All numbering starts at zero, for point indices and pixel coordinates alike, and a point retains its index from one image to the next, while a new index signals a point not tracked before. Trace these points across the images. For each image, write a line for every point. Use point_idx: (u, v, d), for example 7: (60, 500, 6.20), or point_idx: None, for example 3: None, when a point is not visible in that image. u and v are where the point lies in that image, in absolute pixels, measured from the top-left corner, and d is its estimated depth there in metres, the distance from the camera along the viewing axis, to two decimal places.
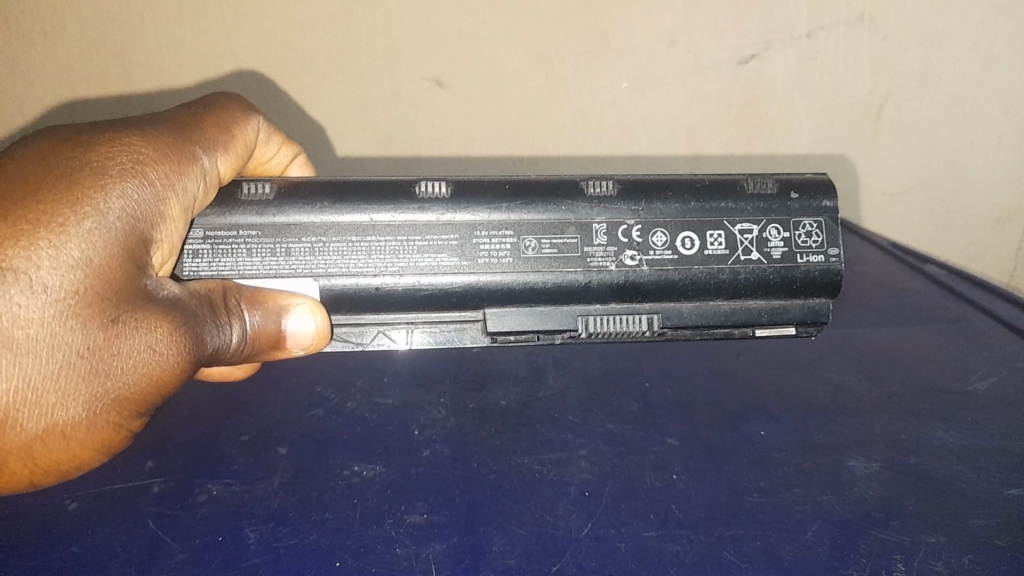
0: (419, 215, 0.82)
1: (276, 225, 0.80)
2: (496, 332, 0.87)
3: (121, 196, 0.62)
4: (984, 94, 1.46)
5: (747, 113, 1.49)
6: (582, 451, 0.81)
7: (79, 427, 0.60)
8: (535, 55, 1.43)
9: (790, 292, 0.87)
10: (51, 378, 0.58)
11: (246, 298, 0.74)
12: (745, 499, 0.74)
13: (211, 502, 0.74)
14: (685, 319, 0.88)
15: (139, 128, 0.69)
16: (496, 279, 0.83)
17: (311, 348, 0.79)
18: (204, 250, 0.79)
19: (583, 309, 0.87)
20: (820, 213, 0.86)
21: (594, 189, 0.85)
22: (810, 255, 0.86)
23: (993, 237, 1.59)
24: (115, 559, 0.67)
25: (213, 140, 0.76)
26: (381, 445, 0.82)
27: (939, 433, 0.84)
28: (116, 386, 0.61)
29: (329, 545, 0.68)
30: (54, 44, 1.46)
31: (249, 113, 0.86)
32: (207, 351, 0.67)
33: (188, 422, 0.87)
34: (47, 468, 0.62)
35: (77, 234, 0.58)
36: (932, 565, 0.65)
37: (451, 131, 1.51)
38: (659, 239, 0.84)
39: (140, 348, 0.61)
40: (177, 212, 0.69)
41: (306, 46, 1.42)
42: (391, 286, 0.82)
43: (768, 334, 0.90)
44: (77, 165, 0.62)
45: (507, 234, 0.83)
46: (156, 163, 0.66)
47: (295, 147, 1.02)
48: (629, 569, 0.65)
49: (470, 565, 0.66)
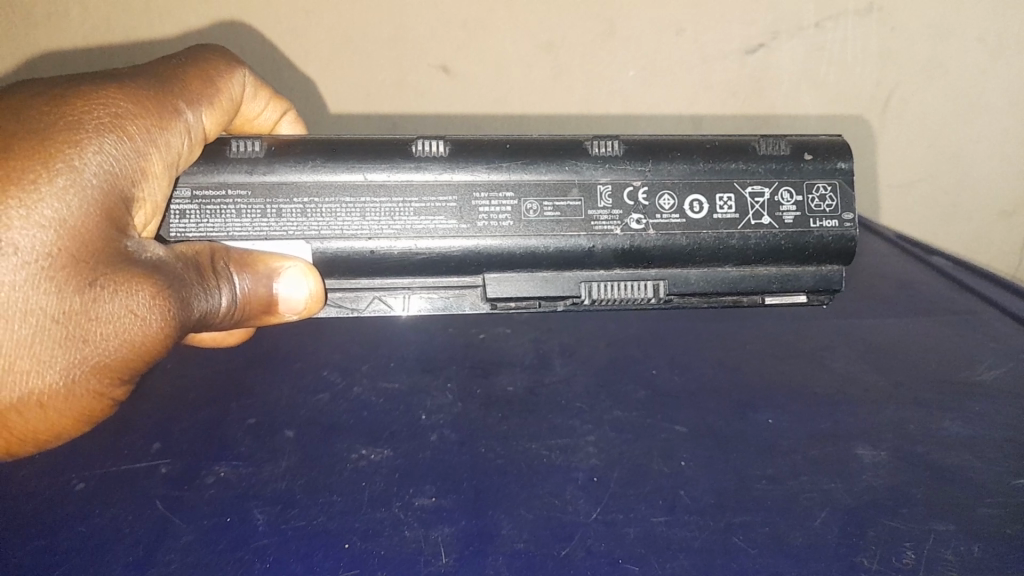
0: (416, 174, 0.80)
1: (266, 184, 0.79)
2: (496, 298, 0.87)
3: (98, 152, 0.61)
4: (992, 86, 1.45)
5: (754, 103, 1.48)
6: (589, 438, 0.81)
7: (57, 394, 0.59)
8: (541, 44, 1.43)
9: (802, 259, 0.86)
10: (26, 343, 0.57)
11: (235, 262, 0.73)
12: (752, 486, 0.73)
13: (218, 483, 0.74)
14: (691, 285, 0.87)
15: (117, 80, 0.67)
16: (496, 242, 0.82)
17: (305, 312, 0.79)
18: (192, 210, 0.78)
19: (586, 275, 0.86)
20: (835, 175, 0.84)
21: (599, 149, 0.84)
22: (824, 220, 0.84)
23: (998, 232, 1.58)
24: (121, 540, 0.67)
25: (196, 94, 0.75)
26: (388, 429, 0.82)
27: (946, 423, 0.83)
28: (94, 353, 0.60)
29: (337, 528, 0.68)
30: (58, 24, 1.46)
31: (234, 66, 0.85)
32: (194, 316, 0.66)
33: (193, 405, 0.87)
34: (24, 436, 0.61)
35: (50, 192, 0.57)
36: (942, 554, 0.65)
37: (455, 121, 1.50)
38: (666, 202, 0.83)
39: (119, 312, 0.60)
40: (160, 169, 0.68)
41: (310, 33, 1.42)
42: (386, 249, 0.81)
43: (777, 302, 0.89)
44: (51, 119, 0.60)
45: (508, 196, 0.82)
46: (135, 117, 0.65)
47: (284, 104, 1.02)
48: (637, 554, 0.65)
49: (479, 548, 0.66)
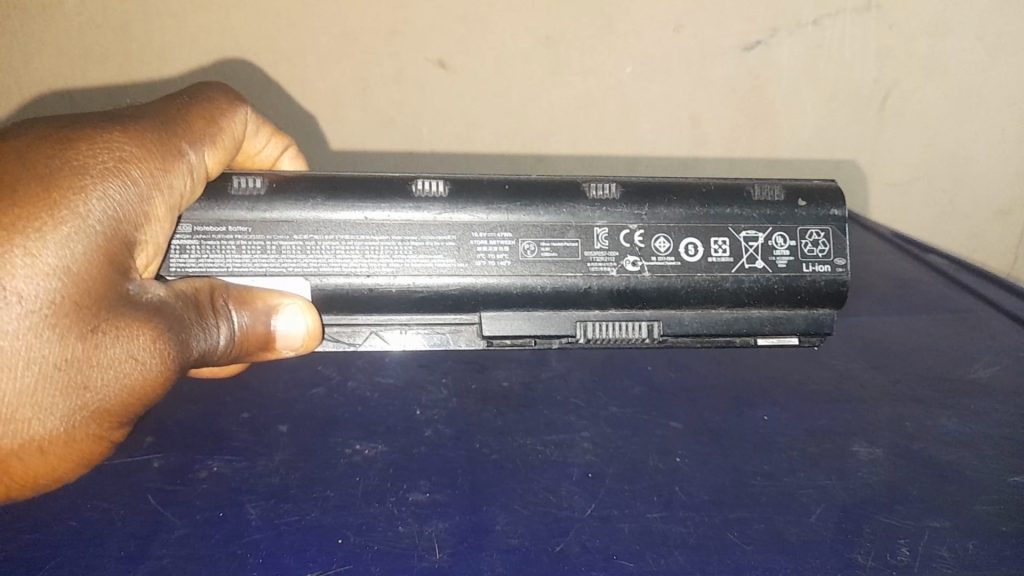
0: (415, 214, 0.80)
1: (265, 223, 0.78)
2: (493, 335, 0.86)
3: (102, 198, 0.60)
4: (990, 84, 1.45)
5: (753, 100, 1.48)
6: (585, 433, 0.80)
7: (57, 440, 0.59)
8: (540, 39, 1.42)
9: (795, 302, 0.86)
10: (28, 391, 0.56)
11: (233, 298, 0.72)
12: (748, 482, 0.73)
13: (212, 477, 0.73)
14: (686, 326, 0.86)
15: (121, 122, 0.67)
16: (494, 282, 0.82)
17: (303, 348, 0.78)
18: (192, 245, 0.77)
19: (582, 315, 0.85)
20: (829, 222, 0.84)
21: (597, 192, 0.83)
22: (817, 265, 0.84)
23: (995, 231, 1.58)
24: (114, 533, 0.66)
25: (199, 135, 0.74)
26: (383, 424, 0.82)
27: (943, 421, 0.83)
28: (96, 398, 0.59)
29: (332, 522, 0.67)
30: (52, 16, 1.44)
31: (235, 104, 0.84)
32: (194, 356, 0.66)
33: (187, 399, 0.86)
34: (24, 478, 0.60)
35: (54, 240, 0.56)
36: (938, 551, 0.65)
37: (453, 116, 1.49)
38: (662, 244, 0.83)
39: (121, 358, 0.60)
40: (164, 211, 0.68)
41: (307, 27, 1.41)
42: (384, 286, 0.81)
43: (771, 343, 0.88)
44: (55, 164, 0.59)
45: (506, 236, 0.81)
46: (139, 160, 0.65)
47: (286, 139, 1.00)
48: (633, 550, 0.65)
49: (474, 543, 0.66)
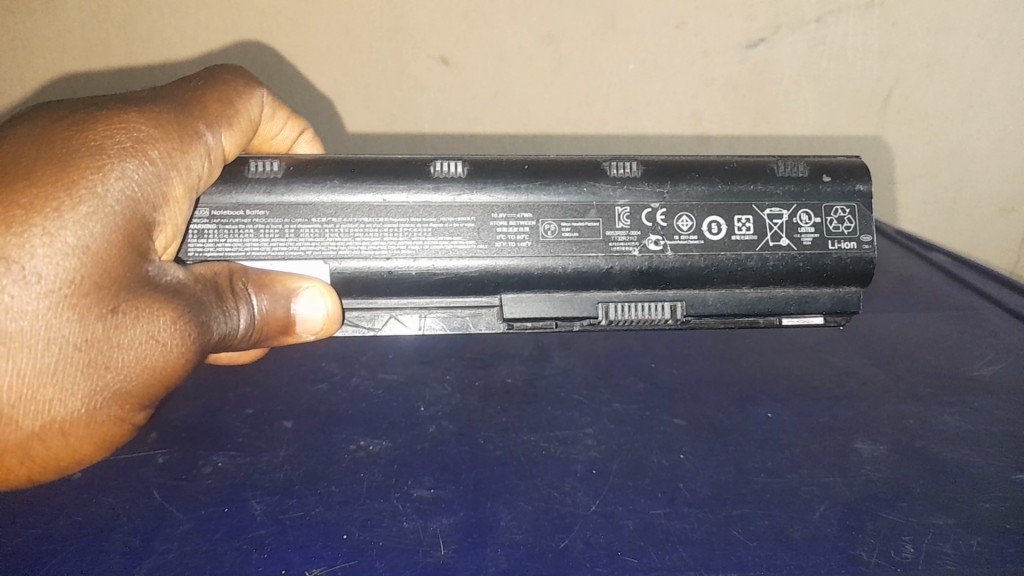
0: (433, 196, 0.80)
1: (284, 205, 0.78)
2: (513, 318, 0.85)
3: (120, 177, 0.60)
4: (993, 83, 1.45)
5: (754, 98, 1.48)
6: (589, 429, 0.81)
7: (79, 422, 0.59)
8: (541, 36, 1.42)
9: (821, 280, 0.85)
10: (49, 371, 0.56)
11: (254, 282, 0.72)
12: (751, 479, 0.73)
13: (216, 473, 0.73)
14: (709, 307, 0.86)
15: (138, 105, 0.66)
16: (515, 263, 0.81)
17: (322, 333, 0.78)
18: (210, 230, 0.77)
19: (604, 297, 0.85)
20: (854, 198, 0.83)
21: (617, 170, 0.83)
22: (843, 242, 0.83)
23: (997, 228, 1.58)
24: (118, 529, 0.66)
25: (216, 117, 0.73)
26: (386, 420, 0.82)
27: (945, 419, 0.83)
28: (117, 379, 0.59)
29: (335, 518, 0.67)
30: (54, 12, 1.44)
31: (252, 87, 0.83)
32: (214, 338, 0.66)
33: (190, 395, 0.86)
34: (43, 463, 0.60)
35: (73, 219, 0.56)
36: (941, 548, 0.65)
37: (455, 113, 1.49)
38: (684, 223, 0.82)
39: (141, 338, 0.60)
40: (182, 192, 0.66)
41: (308, 24, 1.41)
42: (404, 270, 0.81)
43: (795, 324, 0.88)
44: (74, 145, 0.59)
45: (526, 218, 0.81)
46: (157, 141, 0.64)
47: (302, 123, 1.01)
48: (637, 546, 0.65)
49: (477, 539, 0.66)
